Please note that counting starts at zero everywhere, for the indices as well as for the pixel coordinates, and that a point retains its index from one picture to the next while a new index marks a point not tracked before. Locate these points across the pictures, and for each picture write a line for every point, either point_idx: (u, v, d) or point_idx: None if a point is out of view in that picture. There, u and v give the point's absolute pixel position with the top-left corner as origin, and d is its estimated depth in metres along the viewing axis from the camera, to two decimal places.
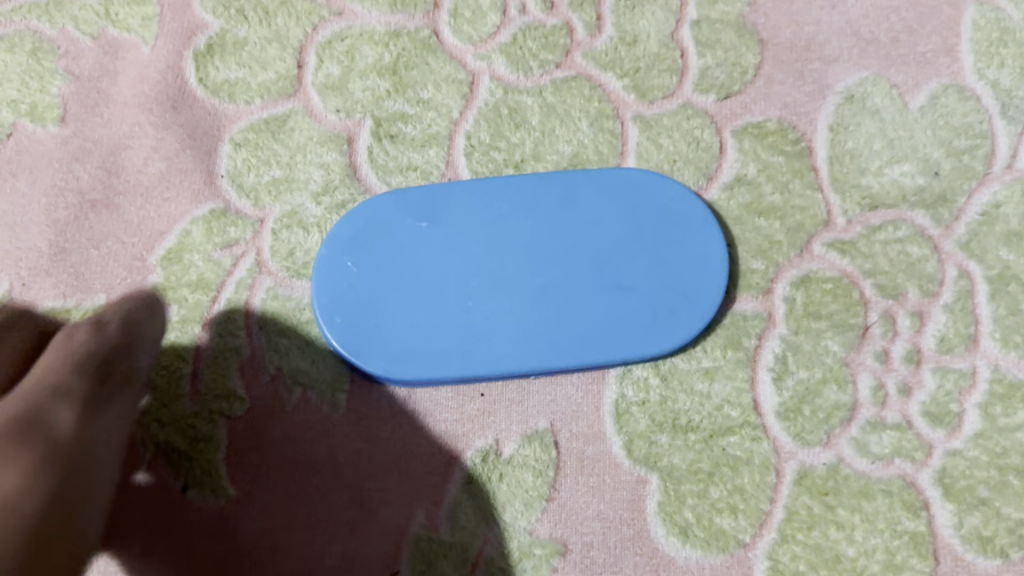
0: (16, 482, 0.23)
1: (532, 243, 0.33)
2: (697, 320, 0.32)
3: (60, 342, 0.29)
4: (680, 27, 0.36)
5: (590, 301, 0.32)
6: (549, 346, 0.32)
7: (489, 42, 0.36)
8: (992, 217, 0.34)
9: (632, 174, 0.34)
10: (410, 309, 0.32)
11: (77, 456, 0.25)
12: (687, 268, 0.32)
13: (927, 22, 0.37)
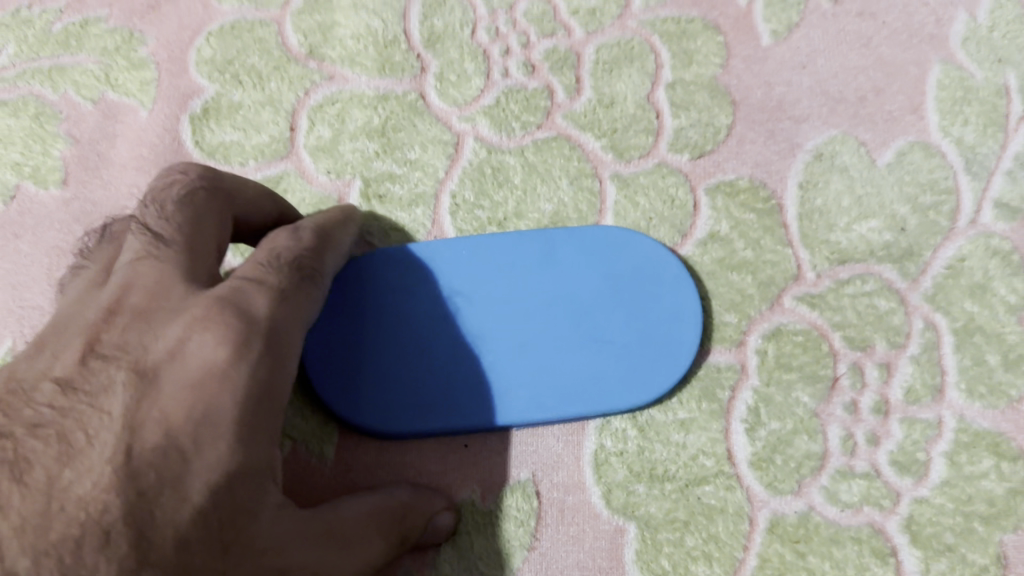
0: (218, 368, 0.26)
1: (512, 298, 0.34)
2: (670, 373, 0.33)
3: (267, 240, 0.30)
4: (656, 89, 0.38)
5: (568, 356, 0.34)
6: (528, 400, 0.33)
7: (473, 104, 0.38)
8: (958, 270, 0.36)
9: (609, 231, 0.35)
10: (396, 366, 0.34)
11: (274, 343, 0.27)
12: (661, 321, 0.34)
13: (894, 82, 0.38)
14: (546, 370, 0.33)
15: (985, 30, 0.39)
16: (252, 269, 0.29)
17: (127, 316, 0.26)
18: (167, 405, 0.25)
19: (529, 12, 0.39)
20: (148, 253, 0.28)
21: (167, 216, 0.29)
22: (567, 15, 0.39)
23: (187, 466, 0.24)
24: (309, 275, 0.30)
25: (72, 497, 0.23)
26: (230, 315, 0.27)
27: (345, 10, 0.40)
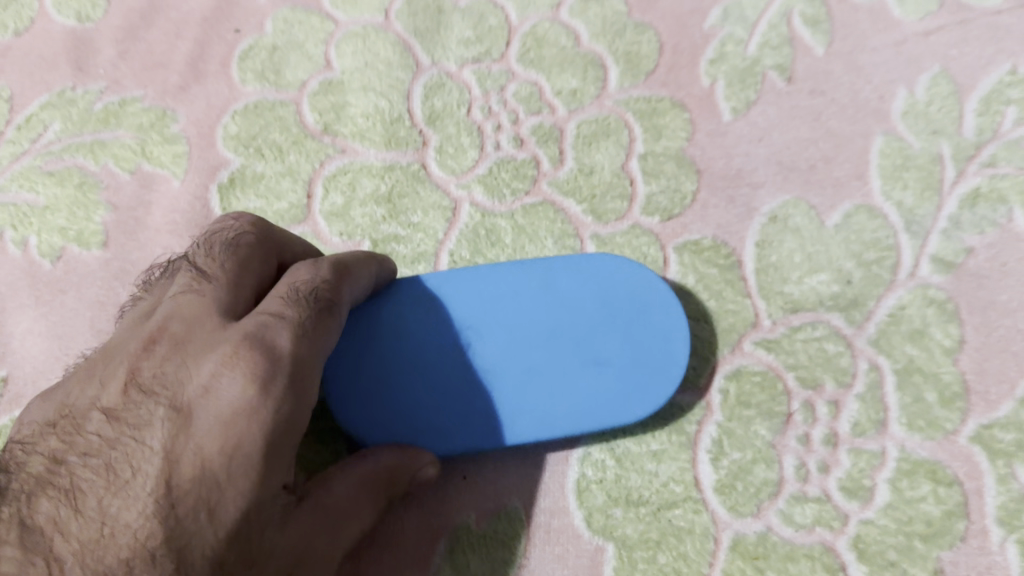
0: (248, 403, 0.30)
1: (518, 323, 0.37)
2: (661, 391, 0.37)
3: (290, 274, 0.34)
4: (629, 160, 0.43)
5: (572, 378, 0.37)
6: (537, 422, 0.37)
7: (469, 173, 0.43)
8: (898, 318, 0.40)
9: (603, 259, 0.39)
10: (416, 391, 0.37)
11: (298, 370, 0.31)
12: (653, 343, 0.38)
13: (842, 152, 0.44)
14: (551, 391, 0.37)
15: (922, 106, 0.44)
16: (280, 302, 0.32)
17: (170, 356, 0.31)
18: (202, 440, 0.29)
19: (518, 94, 0.44)
20: (192, 288, 0.33)
21: (214, 258, 0.34)
22: (551, 95, 0.44)
23: (215, 498, 0.29)
24: (327, 307, 0.33)
25: (119, 524, 0.28)
26: (256, 352, 0.31)
27: (355, 91, 0.45)
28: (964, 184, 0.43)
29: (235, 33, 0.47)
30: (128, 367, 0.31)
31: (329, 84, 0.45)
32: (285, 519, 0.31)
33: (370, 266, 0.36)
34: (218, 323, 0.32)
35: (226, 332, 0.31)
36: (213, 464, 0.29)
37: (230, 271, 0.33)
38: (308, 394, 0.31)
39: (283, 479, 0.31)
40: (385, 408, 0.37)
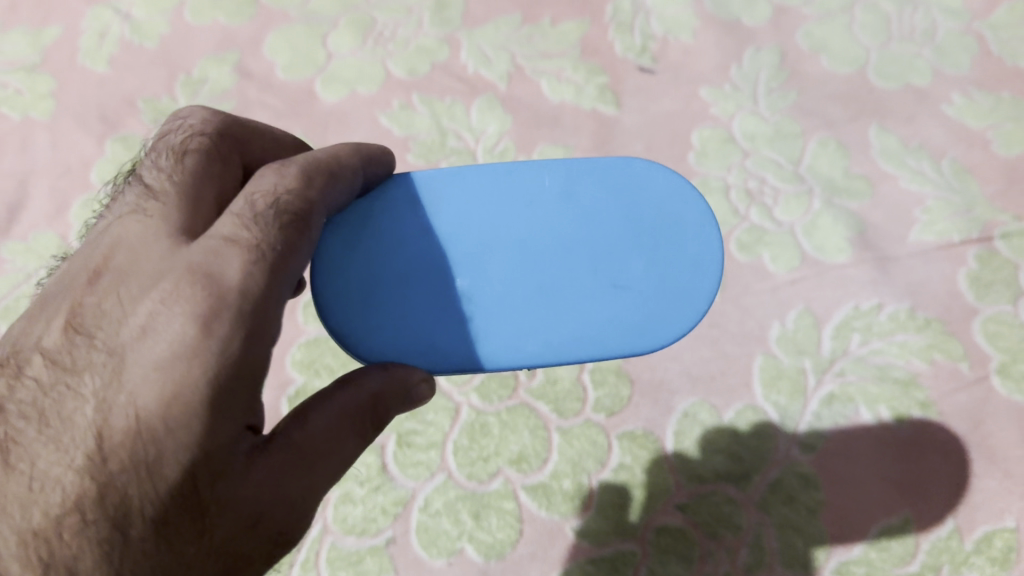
0: (188, 353, 0.36)
1: (537, 230, 0.44)
2: (682, 314, 0.43)
3: (254, 184, 0.40)
4: (582, 374, 0.62)
5: (594, 298, 0.43)
6: (547, 343, 0.42)
7: (468, 384, 0.62)
8: (777, 485, 0.58)
9: (637, 179, 0.45)
10: (439, 306, 0.43)
11: (243, 301, 0.37)
12: (681, 267, 0.44)
13: (732, 367, 0.63)
14: (562, 305, 0.43)
15: (791, 333, 0.64)
16: (234, 228, 0.39)
17: (117, 303, 0.39)
18: (138, 384, 0.37)
19: None
20: (146, 219, 0.41)
21: (166, 186, 0.42)
22: None
23: (150, 444, 0.36)
24: (291, 223, 0.39)
25: (52, 479, 0.38)
26: (194, 292, 0.37)
27: None
28: (822, 389, 0.61)
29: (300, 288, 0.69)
30: (81, 324, 0.40)
31: None
32: (251, 463, 0.38)
33: (351, 164, 0.43)
34: (162, 261, 0.39)
35: (169, 272, 0.38)
36: (146, 415, 0.36)
37: (184, 208, 0.41)
38: (270, 304, 0.38)
39: (246, 420, 0.38)
40: (392, 318, 0.43)
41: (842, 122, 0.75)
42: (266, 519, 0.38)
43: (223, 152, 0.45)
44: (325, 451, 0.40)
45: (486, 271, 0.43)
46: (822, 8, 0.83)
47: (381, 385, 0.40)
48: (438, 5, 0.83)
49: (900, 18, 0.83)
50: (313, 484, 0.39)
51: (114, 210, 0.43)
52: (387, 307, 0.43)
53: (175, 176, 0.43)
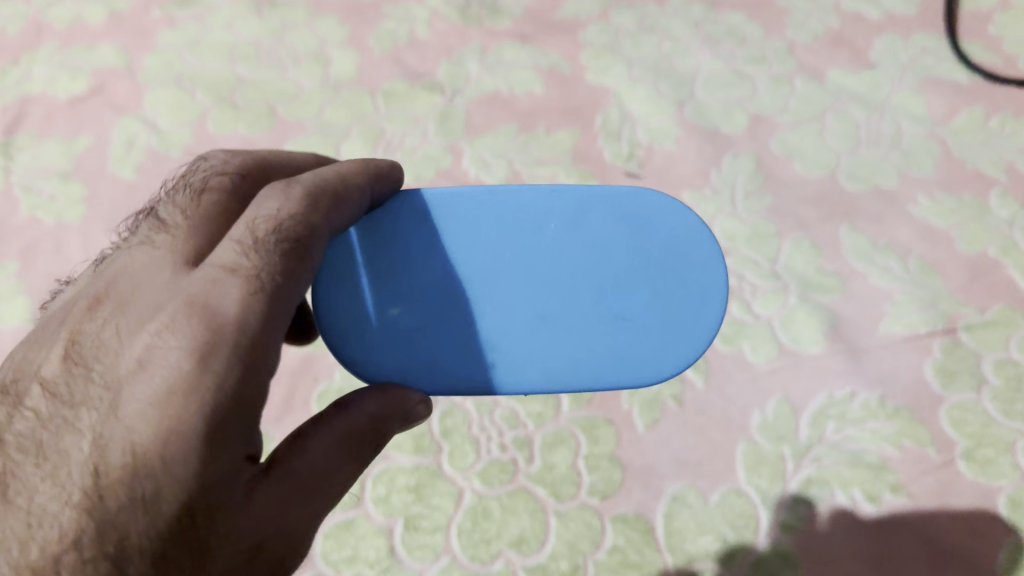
0: (185, 390, 0.41)
1: (551, 257, 0.50)
2: (684, 344, 0.51)
3: (261, 208, 0.46)
4: (577, 460, 0.68)
5: (603, 329, 0.50)
6: (560, 371, 0.49)
7: (470, 469, 0.67)
8: (760, 565, 0.64)
9: (651, 212, 0.52)
10: (465, 335, 0.50)
11: (237, 336, 0.42)
12: (686, 299, 0.51)
13: (717, 453, 0.68)
14: (574, 334, 0.50)
15: (771, 421, 0.69)
16: (234, 261, 0.44)
17: (116, 345, 0.44)
18: (135, 420, 0.41)
19: (504, 417, 0.69)
20: (156, 257, 0.47)
21: (179, 224, 0.48)
22: (525, 416, 0.69)
23: (146, 479, 0.41)
24: (292, 253, 0.45)
25: (52, 516, 0.42)
26: (190, 329, 0.42)
27: None
28: (800, 473, 0.67)
29: (315, 379, 0.74)
30: (87, 369, 0.45)
31: None
32: (251, 492, 0.43)
33: (355, 187, 0.49)
34: (163, 296, 0.44)
35: (168, 309, 0.43)
36: (139, 447, 0.41)
37: (188, 250, 0.47)
38: (268, 331, 0.43)
39: (244, 452, 0.43)
40: (421, 346, 0.50)
41: (815, 223, 0.82)
42: (266, 545, 0.44)
43: (240, 192, 0.51)
44: (325, 473, 0.46)
45: (509, 302, 0.50)
46: (795, 117, 0.91)
47: (376, 411, 0.47)
48: (443, 116, 0.92)
49: (868, 124, 0.90)
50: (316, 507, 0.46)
51: (129, 245, 0.50)
52: (416, 336, 0.50)
53: (189, 214, 0.49)
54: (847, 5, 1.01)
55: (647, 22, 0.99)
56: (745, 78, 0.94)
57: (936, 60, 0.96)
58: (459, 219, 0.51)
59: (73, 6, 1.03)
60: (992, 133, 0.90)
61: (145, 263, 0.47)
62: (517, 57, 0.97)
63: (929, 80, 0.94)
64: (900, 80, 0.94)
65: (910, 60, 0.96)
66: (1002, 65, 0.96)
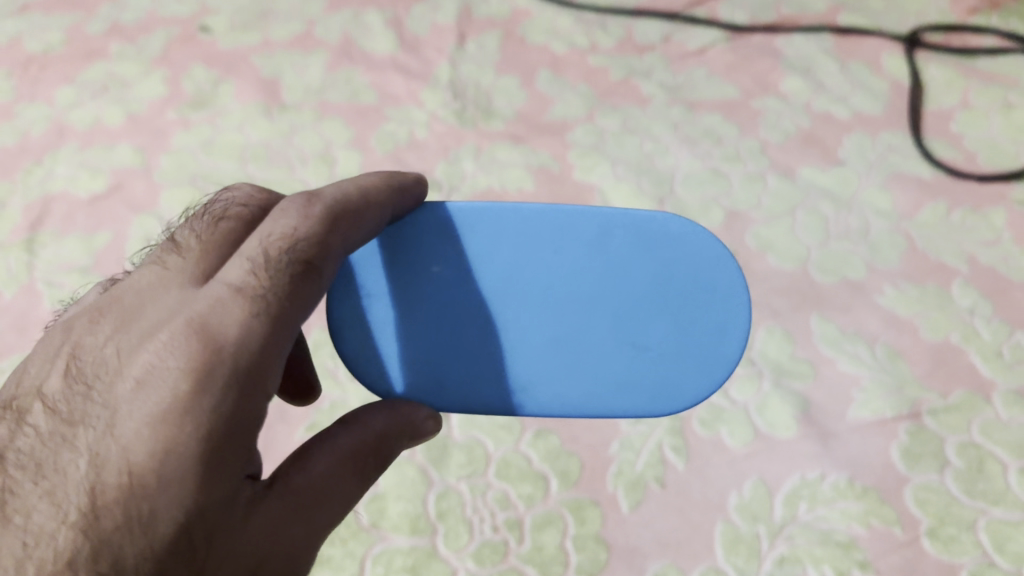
0: (185, 413, 0.46)
1: (576, 281, 0.59)
2: (700, 376, 0.59)
3: (278, 223, 0.53)
4: (564, 540, 0.72)
5: (624, 357, 0.59)
6: (581, 394, 0.59)
7: (464, 550, 0.71)
8: None
9: (681, 247, 0.60)
10: (500, 356, 0.59)
11: (238, 356, 0.48)
12: (708, 332, 0.59)
13: (696, 533, 0.72)
14: (594, 359, 0.59)
15: (746, 502, 0.73)
16: (241, 281, 0.50)
17: (117, 370, 0.49)
18: (132, 439, 0.46)
19: (495, 498, 0.74)
20: (168, 279, 0.53)
21: (191, 247, 0.55)
22: (515, 497, 0.74)
23: (141, 498, 0.46)
24: (304, 270, 0.51)
25: (46, 535, 0.46)
26: (188, 351, 0.48)
27: (392, 500, 0.74)
28: (775, 552, 0.71)
29: None
30: (88, 390, 0.50)
31: (376, 493, 0.74)
32: (251, 512, 0.49)
33: (369, 206, 0.56)
34: (168, 317, 0.50)
35: (169, 330, 0.49)
36: (138, 464, 0.46)
37: (191, 275, 0.53)
38: (266, 350, 0.49)
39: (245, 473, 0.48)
40: (457, 365, 0.59)
41: (787, 312, 0.87)
42: (266, 562, 0.49)
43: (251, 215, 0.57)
44: (330, 489, 0.53)
45: (542, 327, 0.59)
46: (768, 212, 0.97)
47: (383, 426, 0.56)
48: None
49: (837, 219, 0.96)
50: (318, 523, 0.52)
51: (140, 265, 0.56)
52: (451, 354, 0.59)
53: (202, 236, 0.55)
54: (817, 106, 1.09)
55: (630, 123, 1.07)
56: (722, 175, 1.01)
57: (902, 156, 1.03)
58: (495, 243, 0.59)
59: (93, 109, 1.10)
60: (955, 225, 0.96)
61: (152, 288, 0.53)
62: (509, 157, 1.03)
63: (895, 176, 1.01)
64: (868, 176, 1.01)
65: (877, 157, 1.03)
66: (963, 161, 1.03)
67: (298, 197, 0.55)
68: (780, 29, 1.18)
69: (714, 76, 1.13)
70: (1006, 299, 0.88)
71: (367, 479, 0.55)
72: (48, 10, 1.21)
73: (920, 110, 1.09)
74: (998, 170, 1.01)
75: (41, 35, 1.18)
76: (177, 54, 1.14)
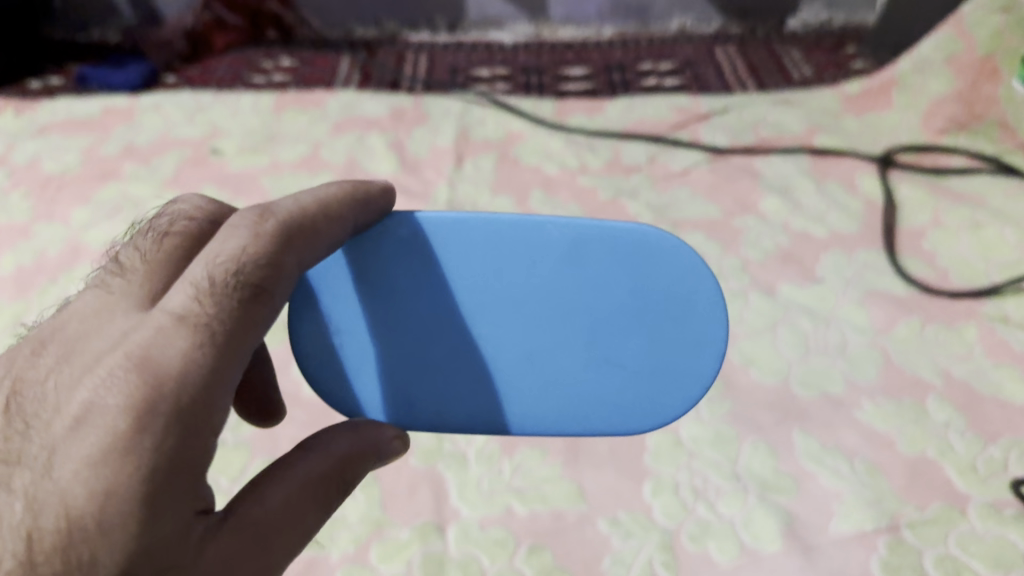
0: (122, 454, 0.46)
1: (549, 301, 0.63)
2: (676, 390, 0.65)
3: (230, 241, 0.53)
4: None
5: (603, 377, 0.64)
6: (563, 412, 0.64)
7: None
8: None
9: (656, 265, 0.63)
10: (486, 378, 0.64)
11: (179, 391, 0.47)
12: (684, 348, 0.64)
13: None
14: (575, 380, 0.64)
15: None
16: (184, 309, 0.50)
17: (57, 404, 0.49)
18: (69, 482, 0.46)
19: None
20: (113, 300, 0.53)
21: (139, 267, 0.55)
22: None
23: (81, 544, 0.45)
24: (254, 293, 0.51)
25: None
26: (128, 386, 0.47)
27: None
28: None
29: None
30: (30, 429, 0.50)
31: None
32: (202, 543, 0.49)
33: (318, 225, 0.56)
34: (110, 347, 0.50)
35: (109, 363, 0.48)
36: (76, 508, 0.46)
37: (135, 297, 0.53)
38: (210, 381, 0.48)
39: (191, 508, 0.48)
40: (442, 390, 0.65)
41: (770, 426, 0.91)
42: None
43: (203, 232, 0.57)
44: (298, 511, 0.55)
45: (524, 351, 0.63)
46: (750, 327, 1.02)
47: (345, 451, 0.58)
48: None
49: (816, 334, 1.01)
50: (280, 549, 0.54)
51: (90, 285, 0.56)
52: (435, 379, 0.64)
53: (151, 254, 0.55)
54: (795, 225, 1.15)
55: None
56: None
57: (877, 273, 1.08)
58: (469, 266, 0.63)
59: (107, 230, 1.09)
60: (929, 340, 1.00)
61: (98, 310, 0.53)
62: None
63: (870, 293, 1.06)
64: (844, 292, 1.06)
65: (853, 274, 1.08)
66: (936, 277, 1.08)
67: (248, 215, 0.55)
68: (759, 150, 1.26)
69: (697, 196, 1.19)
70: (979, 413, 0.92)
71: (328, 504, 0.57)
72: (67, 135, 1.26)
73: (894, 228, 1.14)
74: (969, 287, 1.06)
75: (58, 156, 1.22)
76: (188, 175, 1.20)
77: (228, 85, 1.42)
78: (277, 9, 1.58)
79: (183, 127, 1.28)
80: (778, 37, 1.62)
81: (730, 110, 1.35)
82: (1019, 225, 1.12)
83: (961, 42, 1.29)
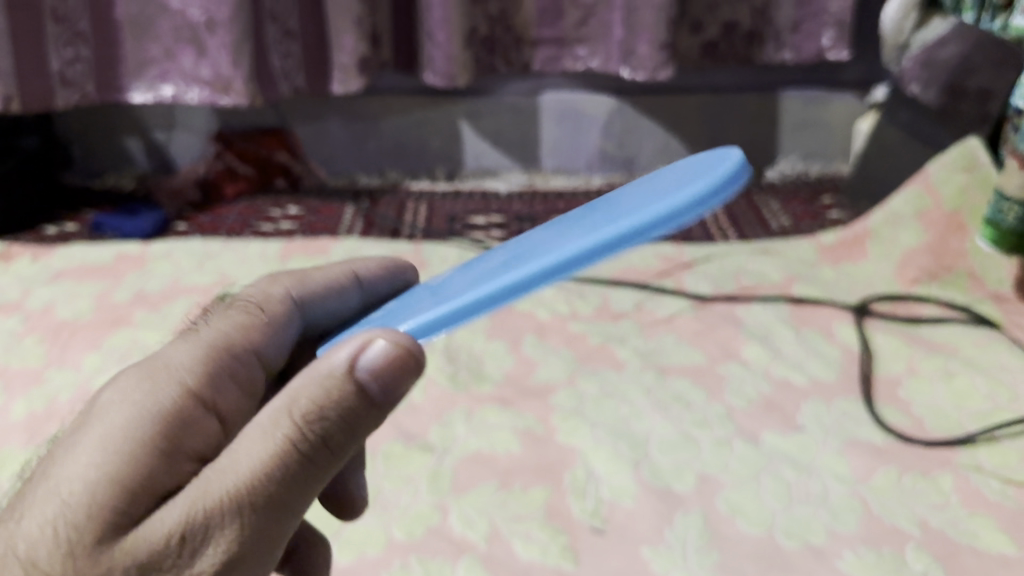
0: (118, 404, 0.49)
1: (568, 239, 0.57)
2: (700, 187, 0.48)
3: (251, 294, 0.63)
4: None
5: (609, 218, 0.50)
6: (564, 246, 0.47)
7: None
8: None
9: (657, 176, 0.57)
10: (472, 278, 0.51)
11: (172, 367, 0.52)
12: (700, 171, 0.51)
13: None
14: (577, 231, 0.49)
15: None
16: (194, 331, 0.58)
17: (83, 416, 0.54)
18: (71, 434, 0.49)
19: None
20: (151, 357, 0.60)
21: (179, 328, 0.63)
22: None
23: (65, 472, 0.46)
24: (256, 312, 0.60)
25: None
26: (135, 369, 0.52)
27: None
28: None
29: None
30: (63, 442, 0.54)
31: None
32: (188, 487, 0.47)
33: (325, 275, 0.65)
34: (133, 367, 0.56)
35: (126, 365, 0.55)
36: (69, 450, 0.47)
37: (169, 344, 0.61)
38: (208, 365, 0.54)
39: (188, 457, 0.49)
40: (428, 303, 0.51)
41: None
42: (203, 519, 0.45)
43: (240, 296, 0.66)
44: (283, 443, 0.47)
45: (519, 248, 0.52)
46: (735, 476, 1.02)
47: (318, 361, 0.48)
48: (432, 476, 1.02)
49: (799, 484, 1.01)
50: (280, 525, 0.47)
51: None
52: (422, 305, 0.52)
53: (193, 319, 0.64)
54: (776, 373, 1.20)
55: (607, 387, 1.17)
56: (692, 440, 1.08)
57: (856, 423, 1.11)
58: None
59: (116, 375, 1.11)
60: (906, 489, 1.01)
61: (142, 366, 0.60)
62: (498, 420, 1.11)
63: (850, 443, 1.08)
64: (825, 442, 1.08)
65: (833, 423, 1.11)
66: (913, 426, 1.11)
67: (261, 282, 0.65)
68: (741, 297, 1.35)
69: (683, 343, 1.26)
70: (956, 562, 0.91)
71: (334, 454, 0.48)
72: (82, 280, 1.33)
73: (871, 376, 1.19)
74: (944, 436, 1.09)
75: (71, 302, 1.27)
76: None
77: (237, 231, 1.50)
78: (287, 160, 1.68)
79: (191, 274, 1.35)
80: (758, 189, 1.72)
81: (712, 258, 1.47)
82: (989, 374, 1.18)
83: (928, 199, 1.41)
